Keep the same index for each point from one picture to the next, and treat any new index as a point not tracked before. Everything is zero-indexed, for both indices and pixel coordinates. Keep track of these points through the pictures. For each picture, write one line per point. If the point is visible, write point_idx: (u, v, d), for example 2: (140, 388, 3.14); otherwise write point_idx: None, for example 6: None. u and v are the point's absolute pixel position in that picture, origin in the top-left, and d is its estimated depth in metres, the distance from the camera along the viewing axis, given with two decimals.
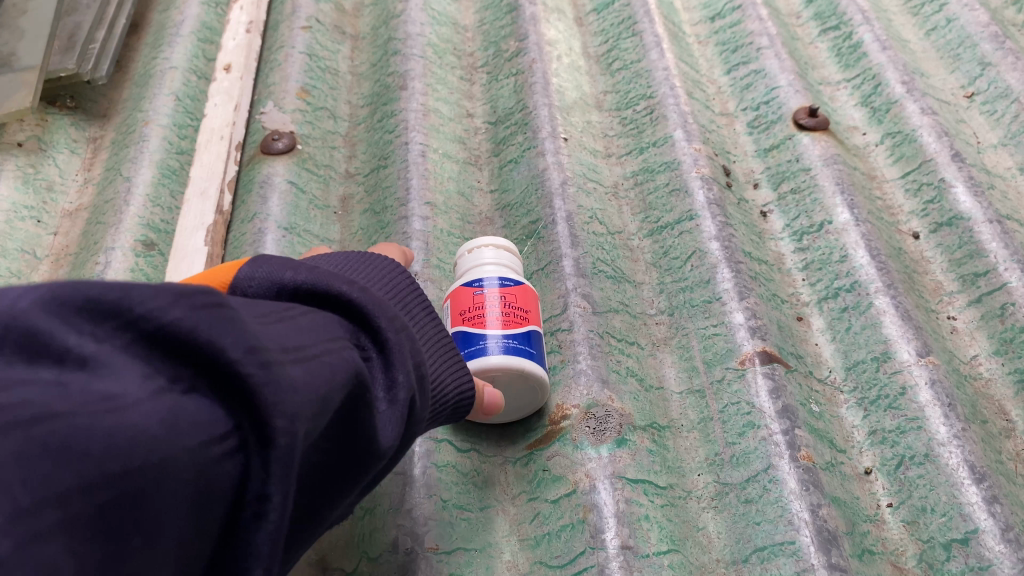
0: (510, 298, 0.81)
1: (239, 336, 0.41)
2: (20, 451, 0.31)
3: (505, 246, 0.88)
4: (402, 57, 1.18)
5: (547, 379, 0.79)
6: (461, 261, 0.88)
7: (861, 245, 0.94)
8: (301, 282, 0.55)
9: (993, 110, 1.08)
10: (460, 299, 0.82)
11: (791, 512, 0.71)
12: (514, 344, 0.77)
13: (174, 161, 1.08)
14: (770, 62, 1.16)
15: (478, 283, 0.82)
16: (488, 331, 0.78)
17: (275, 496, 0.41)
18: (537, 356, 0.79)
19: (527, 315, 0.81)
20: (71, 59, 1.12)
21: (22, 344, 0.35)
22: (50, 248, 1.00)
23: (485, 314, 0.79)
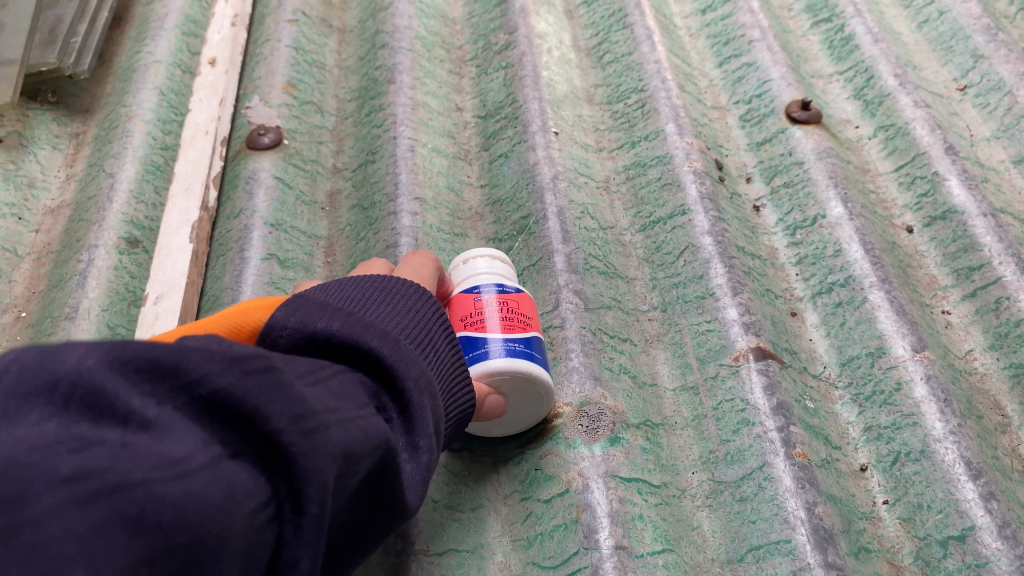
0: (511, 304, 0.80)
1: (285, 405, 0.44)
2: (104, 522, 0.34)
3: (501, 258, 0.88)
4: (390, 51, 1.17)
5: (552, 386, 0.77)
6: (455, 271, 0.87)
7: (855, 238, 0.93)
8: (335, 334, 0.56)
9: (986, 103, 1.07)
10: (459, 307, 0.80)
11: (786, 511, 0.70)
12: (519, 348, 0.76)
13: (159, 157, 1.06)
14: (762, 54, 1.14)
15: (476, 290, 0.81)
16: (491, 335, 0.76)
17: (302, 561, 0.45)
18: (541, 362, 0.77)
19: (529, 321, 0.80)
20: (53, 52, 1.10)
21: (86, 405, 0.37)
22: (32, 246, 0.98)
23: (485, 319, 0.78)
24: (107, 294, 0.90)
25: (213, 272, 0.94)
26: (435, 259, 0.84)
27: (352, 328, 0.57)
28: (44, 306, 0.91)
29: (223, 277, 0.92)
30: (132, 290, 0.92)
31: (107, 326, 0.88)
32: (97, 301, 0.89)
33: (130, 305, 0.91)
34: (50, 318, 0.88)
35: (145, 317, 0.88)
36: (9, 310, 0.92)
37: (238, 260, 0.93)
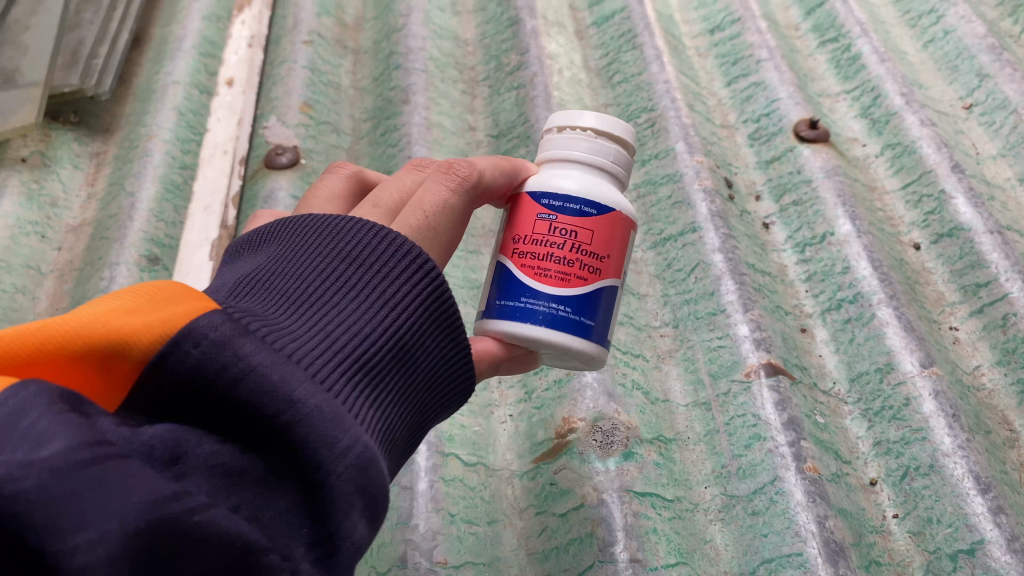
0: (583, 241, 0.70)
1: (72, 519, 0.35)
2: None
3: (615, 129, 0.75)
4: (404, 72, 1.19)
5: (598, 351, 0.72)
6: (556, 137, 0.76)
7: (863, 256, 0.94)
8: (252, 371, 0.44)
9: (992, 121, 1.08)
10: (529, 219, 0.72)
11: (797, 524, 0.72)
12: (566, 314, 0.70)
13: (178, 176, 1.08)
14: (770, 74, 1.16)
15: (550, 209, 0.71)
16: (547, 288, 0.70)
17: None
18: (597, 328, 0.71)
19: (598, 264, 0.71)
20: (75, 75, 1.12)
21: None
22: (54, 264, 1.00)
23: (544, 258, 0.70)
24: None
25: None
26: (459, 190, 0.68)
27: (275, 364, 0.46)
28: None
29: None
30: None
31: None
32: None
33: None
34: None
35: None
36: None
37: None
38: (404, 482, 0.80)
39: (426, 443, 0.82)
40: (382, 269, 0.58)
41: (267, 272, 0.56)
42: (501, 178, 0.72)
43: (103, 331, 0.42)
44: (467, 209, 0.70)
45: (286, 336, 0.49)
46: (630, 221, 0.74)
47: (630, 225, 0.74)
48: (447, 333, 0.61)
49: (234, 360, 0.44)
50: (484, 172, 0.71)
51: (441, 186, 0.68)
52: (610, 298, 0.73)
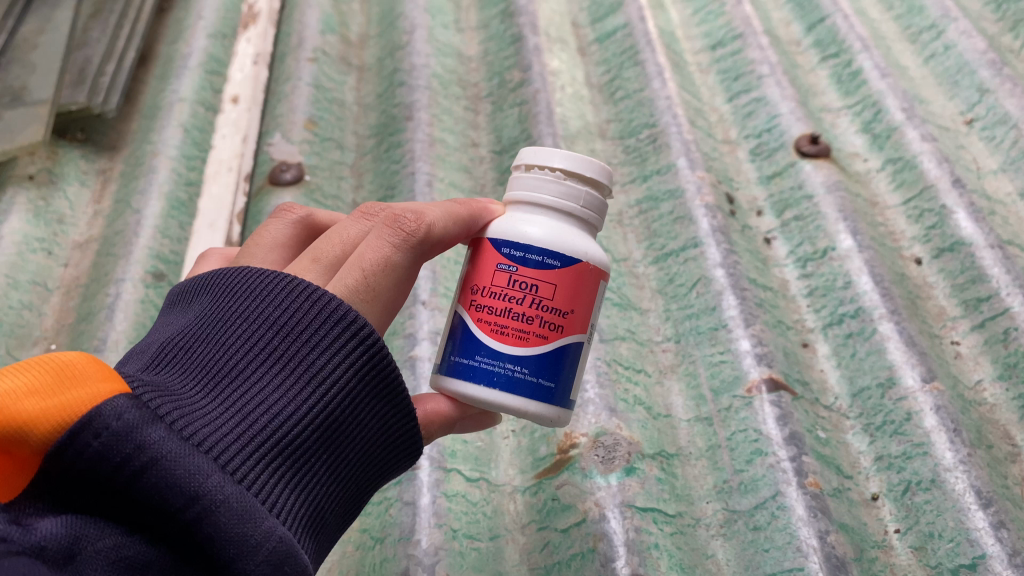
0: (544, 298, 0.69)
1: None
2: None
3: (586, 169, 0.72)
4: (408, 89, 1.20)
5: (559, 410, 0.71)
6: (524, 176, 0.73)
7: (864, 271, 0.95)
8: (154, 467, 0.47)
9: (993, 136, 1.09)
10: (489, 268, 0.71)
11: (799, 539, 0.72)
12: (522, 376, 0.69)
13: (183, 194, 1.09)
14: (771, 90, 1.17)
15: (511, 259, 0.70)
16: (504, 348, 0.69)
17: None
18: (558, 391, 0.71)
19: (561, 320, 0.70)
20: (82, 93, 1.14)
21: None
22: (60, 280, 1.01)
23: (502, 315, 0.69)
24: (134, 327, 0.93)
25: None
26: (402, 247, 0.64)
27: (182, 456, 0.48)
28: (74, 339, 0.95)
29: None
30: None
31: None
32: (125, 334, 0.92)
33: None
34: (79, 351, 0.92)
35: None
36: (39, 342, 0.95)
37: None
38: (406, 497, 0.81)
39: (429, 459, 0.83)
40: (313, 337, 0.59)
41: (197, 339, 0.58)
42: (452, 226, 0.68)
43: (4, 417, 0.44)
44: (413, 266, 0.66)
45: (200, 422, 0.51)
46: (598, 270, 0.72)
47: (599, 274, 0.72)
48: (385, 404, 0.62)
49: (138, 452, 0.46)
50: (433, 224, 0.66)
51: (382, 242, 0.64)
52: (575, 354, 0.72)
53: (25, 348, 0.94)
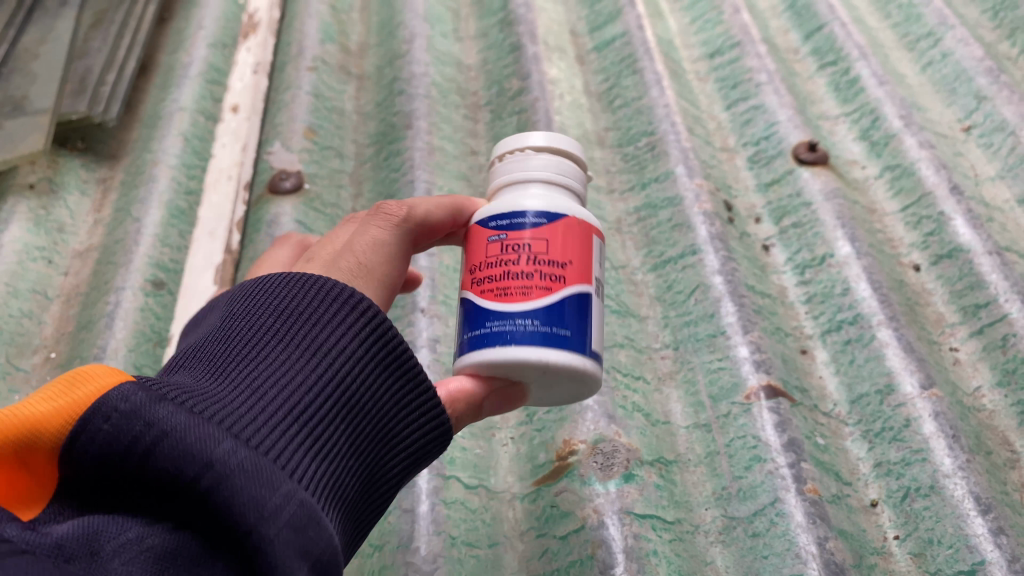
0: (539, 253, 0.68)
1: None
2: None
3: (560, 144, 0.75)
4: (407, 97, 1.20)
5: (585, 361, 0.68)
6: (503, 164, 0.76)
7: (863, 277, 0.95)
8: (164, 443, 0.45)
9: (990, 143, 1.09)
10: (480, 248, 0.71)
11: (798, 546, 0.72)
12: (537, 327, 0.66)
13: (183, 202, 1.09)
14: (769, 97, 1.17)
15: (499, 230, 0.70)
16: (511, 307, 0.67)
17: None
18: (578, 339, 0.68)
19: (563, 272, 0.68)
20: (82, 102, 1.15)
21: None
22: (61, 288, 1.01)
23: (505, 279, 0.68)
24: (134, 335, 0.94)
25: None
26: (390, 228, 0.69)
27: (193, 426, 0.47)
28: (75, 347, 0.95)
29: None
30: (157, 331, 0.96)
31: (134, 367, 0.91)
32: (125, 342, 0.93)
33: (155, 346, 0.95)
34: (79, 359, 0.92)
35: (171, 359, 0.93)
36: (39, 351, 0.95)
37: None
38: (405, 504, 0.80)
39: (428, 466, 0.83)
40: (313, 318, 0.60)
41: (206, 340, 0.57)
42: (445, 214, 0.73)
43: (11, 427, 0.44)
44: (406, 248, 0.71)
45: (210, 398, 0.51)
46: (590, 228, 0.72)
47: (591, 233, 0.73)
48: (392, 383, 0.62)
49: (146, 429, 0.45)
50: (416, 206, 0.71)
51: (370, 228, 0.69)
52: (587, 303, 0.70)
53: (25, 356, 0.94)
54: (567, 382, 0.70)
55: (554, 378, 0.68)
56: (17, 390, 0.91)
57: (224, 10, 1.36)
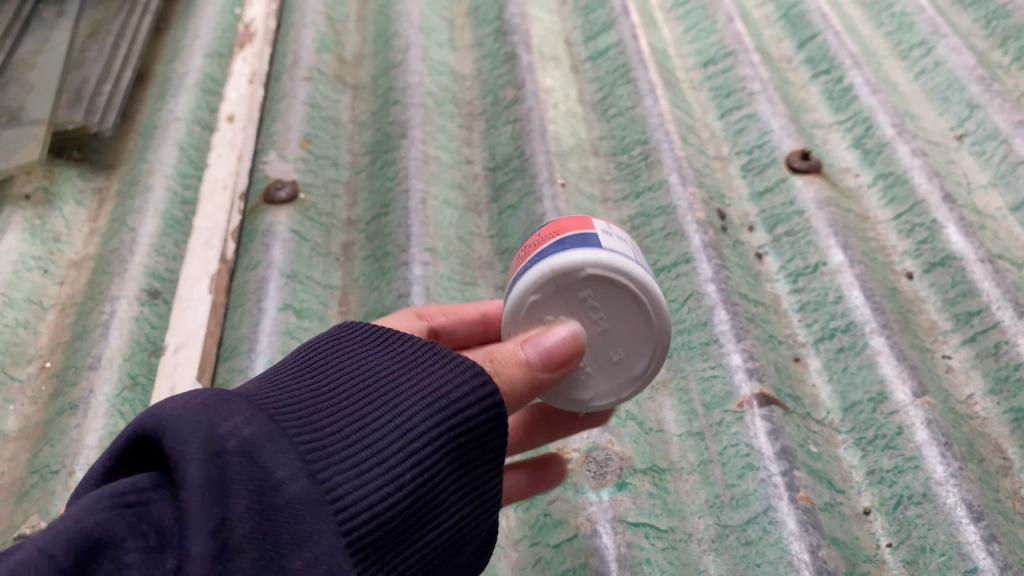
0: (542, 232, 0.71)
1: None
2: None
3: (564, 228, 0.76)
4: (402, 107, 1.21)
5: (593, 255, 0.66)
6: None
7: (856, 285, 0.95)
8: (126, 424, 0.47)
9: (983, 151, 1.10)
10: None
11: (791, 554, 0.72)
12: (538, 253, 0.68)
13: (179, 212, 1.10)
14: (762, 106, 1.18)
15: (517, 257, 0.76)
16: (518, 267, 0.70)
17: None
18: (581, 243, 0.67)
19: (564, 227, 0.70)
20: (79, 111, 1.16)
21: None
22: (56, 298, 1.01)
23: (518, 262, 0.71)
24: (129, 344, 0.94)
25: (231, 322, 0.97)
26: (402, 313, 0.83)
27: None
28: (69, 356, 0.95)
29: (240, 327, 0.96)
30: (152, 341, 0.96)
31: (129, 376, 0.91)
32: (120, 351, 0.93)
33: (150, 355, 0.95)
34: (74, 368, 0.92)
35: (165, 367, 0.91)
36: (34, 360, 0.95)
37: (255, 310, 0.96)
38: None
39: None
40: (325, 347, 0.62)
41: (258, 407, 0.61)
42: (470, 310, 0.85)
43: None
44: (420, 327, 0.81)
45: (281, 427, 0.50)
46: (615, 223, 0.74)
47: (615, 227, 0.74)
48: (471, 452, 0.59)
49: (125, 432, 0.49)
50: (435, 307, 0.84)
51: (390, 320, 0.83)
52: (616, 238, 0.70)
53: (20, 366, 0.94)
54: (616, 295, 0.67)
55: (595, 289, 0.67)
56: (12, 400, 0.91)
57: (220, 21, 1.37)
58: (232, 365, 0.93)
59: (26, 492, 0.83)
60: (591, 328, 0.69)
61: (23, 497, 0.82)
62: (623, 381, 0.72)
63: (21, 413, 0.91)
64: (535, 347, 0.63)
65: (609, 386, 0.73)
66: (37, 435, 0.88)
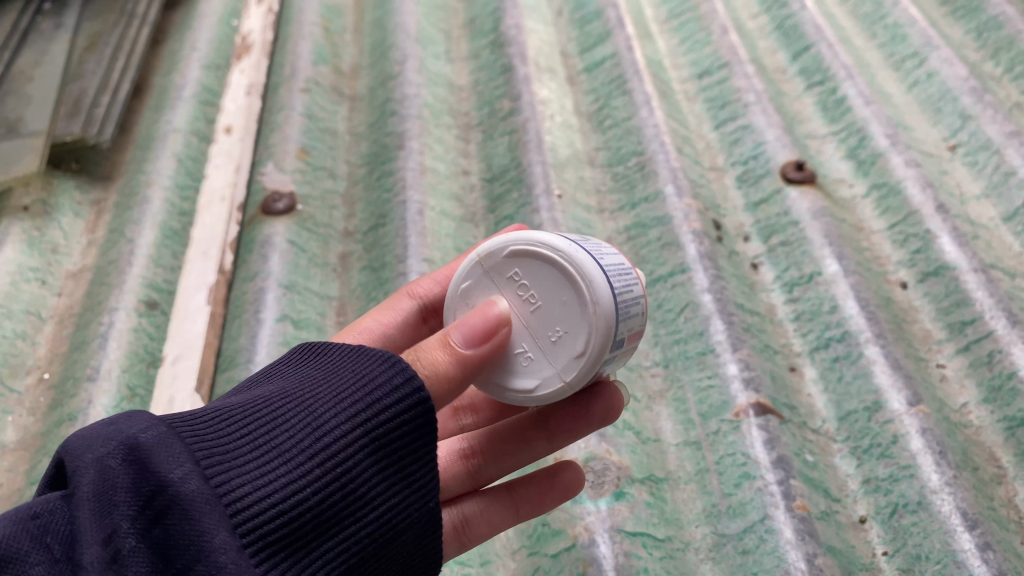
0: None
1: None
2: None
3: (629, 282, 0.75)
4: (400, 118, 1.22)
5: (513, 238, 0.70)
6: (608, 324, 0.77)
7: (850, 295, 0.96)
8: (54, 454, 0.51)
9: (975, 161, 1.10)
10: None
11: (787, 562, 0.73)
12: None
13: (177, 223, 1.10)
14: (757, 117, 1.19)
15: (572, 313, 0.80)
16: None
17: None
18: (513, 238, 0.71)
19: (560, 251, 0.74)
20: (76, 124, 1.17)
21: None
22: (54, 309, 1.02)
23: None
24: (127, 355, 0.94)
25: (229, 333, 0.97)
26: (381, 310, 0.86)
27: None
28: (67, 367, 0.95)
29: (238, 338, 0.96)
30: (150, 352, 0.96)
31: (127, 387, 0.92)
32: (118, 363, 0.93)
33: (148, 366, 0.95)
34: (72, 380, 0.92)
35: (163, 378, 0.92)
36: (32, 372, 0.95)
37: (253, 321, 0.96)
38: None
39: None
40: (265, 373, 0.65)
41: None
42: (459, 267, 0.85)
43: None
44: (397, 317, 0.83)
45: (186, 438, 0.52)
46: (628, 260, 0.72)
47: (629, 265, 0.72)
48: (401, 447, 0.60)
49: None
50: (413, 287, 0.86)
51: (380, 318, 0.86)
52: (594, 248, 0.70)
53: (17, 378, 0.94)
54: (541, 268, 0.67)
55: (521, 264, 0.68)
56: (10, 411, 0.91)
57: (217, 33, 1.38)
58: (230, 375, 0.93)
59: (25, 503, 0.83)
60: (526, 307, 0.68)
61: None
62: (567, 362, 0.66)
63: (18, 424, 0.91)
64: (457, 329, 0.61)
65: (552, 371, 0.67)
66: (35, 446, 0.89)
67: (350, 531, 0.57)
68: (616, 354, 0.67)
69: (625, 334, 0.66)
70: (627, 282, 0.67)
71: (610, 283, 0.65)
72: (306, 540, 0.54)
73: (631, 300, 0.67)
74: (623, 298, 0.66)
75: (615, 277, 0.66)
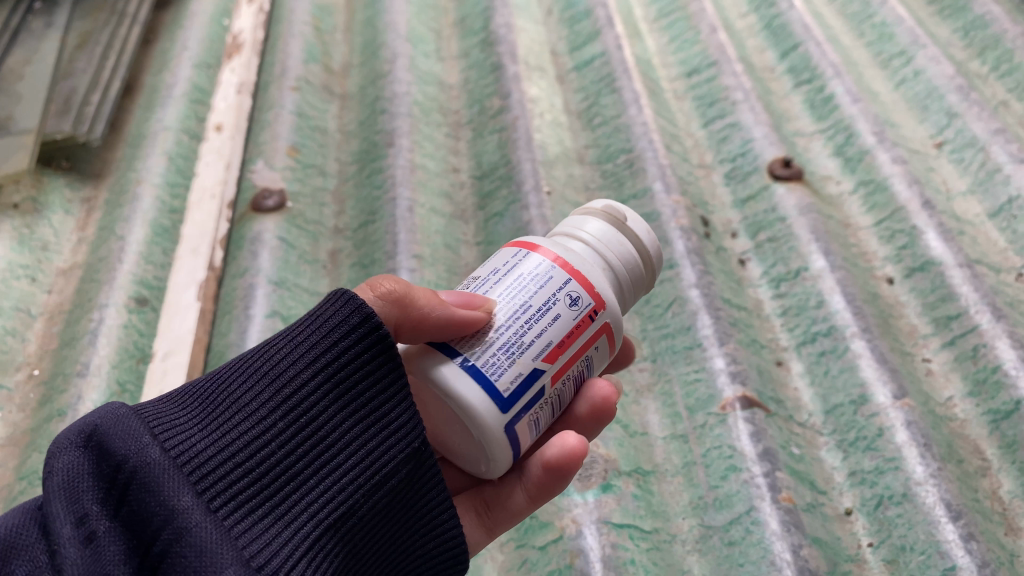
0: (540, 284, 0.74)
1: None
2: None
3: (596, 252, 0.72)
4: (389, 116, 1.22)
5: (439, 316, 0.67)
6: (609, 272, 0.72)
7: (837, 289, 0.97)
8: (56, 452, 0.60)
9: (961, 158, 1.11)
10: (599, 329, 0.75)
11: (773, 553, 0.74)
12: None
13: (167, 220, 1.11)
14: (745, 115, 1.20)
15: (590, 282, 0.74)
16: None
17: None
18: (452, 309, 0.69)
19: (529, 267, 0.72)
20: (67, 122, 1.17)
21: None
22: (44, 306, 1.02)
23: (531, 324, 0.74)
24: (117, 352, 0.95)
25: (219, 329, 0.98)
26: None
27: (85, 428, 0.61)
28: (57, 364, 0.95)
29: (228, 334, 0.96)
30: (140, 348, 0.97)
31: (116, 383, 0.92)
32: (108, 359, 0.93)
33: (138, 363, 0.96)
34: (62, 376, 0.92)
35: (153, 374, 0.93)
36: (22, 368, 0.95)
37: (243, 317, 0.97)
38: None
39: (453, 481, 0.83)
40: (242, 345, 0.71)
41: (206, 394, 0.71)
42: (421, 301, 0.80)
43: None
44: None
45: (148, 416, 0.59)
46: (559, 263, 0.69)
47: (559, 269, 0.69)
48: (363, 393, 0.65)
49: None
50: None
51: None
52: (509, 281, 0.69)
53: (7, 374, 0.94)
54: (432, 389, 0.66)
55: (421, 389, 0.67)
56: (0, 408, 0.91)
57: (207, 32, 1.38)
58: None
59: (15, 497, 0.83)
60: (447, 421, 0.67)
61: (12, 503, 0.83)
62: (494, 450, 0.65)
63: (8, 420, 0.91)
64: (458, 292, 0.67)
65: (491, 461, 0.67)
66: (25, 442, 0.89)
67: (329, 478, 0.63)
68: (531, 398, 0.66)
69: (515, 387, 0.64)
70: (510, 357, 0.65)
71: (464, 374, 0.64)
72: (281, 489, 0.61)
73: (513, 342, 0.65)
74: (488, 363, 0.64)
75: (486, 365, 0.64)
